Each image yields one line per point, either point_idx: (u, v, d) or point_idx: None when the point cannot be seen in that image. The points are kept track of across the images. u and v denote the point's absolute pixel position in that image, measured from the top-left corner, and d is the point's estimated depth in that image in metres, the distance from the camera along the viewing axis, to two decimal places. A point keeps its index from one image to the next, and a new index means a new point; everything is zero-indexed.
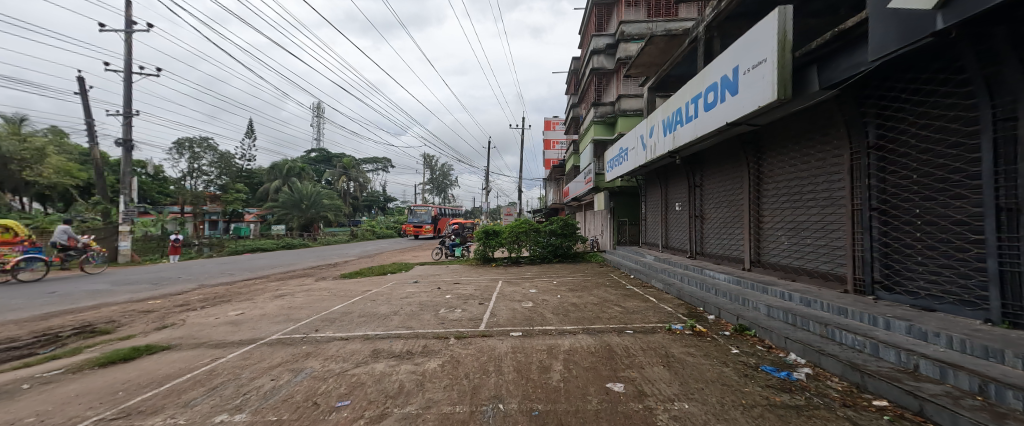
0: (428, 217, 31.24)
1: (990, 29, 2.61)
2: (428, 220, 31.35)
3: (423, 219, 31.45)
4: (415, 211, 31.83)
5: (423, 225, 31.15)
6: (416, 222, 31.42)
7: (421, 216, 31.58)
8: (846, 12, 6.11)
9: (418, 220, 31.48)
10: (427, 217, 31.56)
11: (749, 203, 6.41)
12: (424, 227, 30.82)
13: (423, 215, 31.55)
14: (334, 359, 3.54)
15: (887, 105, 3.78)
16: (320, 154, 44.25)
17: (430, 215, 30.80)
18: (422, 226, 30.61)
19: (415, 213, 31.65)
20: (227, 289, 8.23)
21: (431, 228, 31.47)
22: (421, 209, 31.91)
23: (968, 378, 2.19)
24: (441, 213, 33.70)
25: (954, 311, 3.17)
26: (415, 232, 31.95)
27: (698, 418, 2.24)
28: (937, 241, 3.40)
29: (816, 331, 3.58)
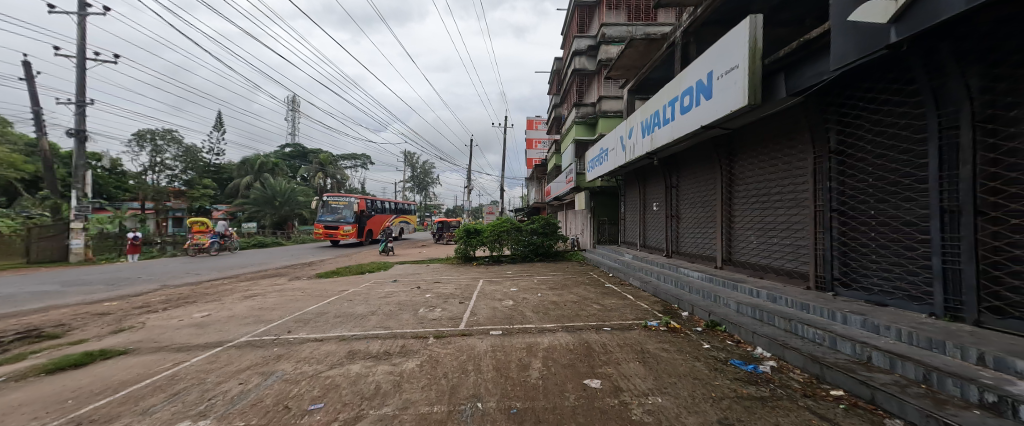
0: (350, 213, 21.25)
1: (936, 45, 2.82)
2: (349, 218, 21.16)
3: (342, 216, 21.27)
4: (330, 205, 21.48)
5: (340, 225, 20.98)
6: (329, 220, 21.14)
7: (338, 212, 21.27)
8: (812, 23, 6.47)
9: (334, 218, 21.33)
10: (349, 213, 21.36)
11: (722, 203, 6.62)
12: (343, 227, 20.73)
13: (341, 210, 21.25)
14: (308, 361, 3.43)
15: (847, 112, 4.01)
16: (296, 150, 42.67)
17: (355, 210, 20.97)
18: (340, 228, 20.65)
19: (329, 208, 21.34)
20: (193, 290, 7.81)
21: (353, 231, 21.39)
22: (340, 201, 21.62)
23: (914, 368, 2.39)
24: (368, 206, 23.28)
25: (903, 306, 3.41)
26: (327, 236, 21.62)
27: (671, 412, 2.32)
28: (889, 240, 3.64)
29: (782, 326, 3.75)
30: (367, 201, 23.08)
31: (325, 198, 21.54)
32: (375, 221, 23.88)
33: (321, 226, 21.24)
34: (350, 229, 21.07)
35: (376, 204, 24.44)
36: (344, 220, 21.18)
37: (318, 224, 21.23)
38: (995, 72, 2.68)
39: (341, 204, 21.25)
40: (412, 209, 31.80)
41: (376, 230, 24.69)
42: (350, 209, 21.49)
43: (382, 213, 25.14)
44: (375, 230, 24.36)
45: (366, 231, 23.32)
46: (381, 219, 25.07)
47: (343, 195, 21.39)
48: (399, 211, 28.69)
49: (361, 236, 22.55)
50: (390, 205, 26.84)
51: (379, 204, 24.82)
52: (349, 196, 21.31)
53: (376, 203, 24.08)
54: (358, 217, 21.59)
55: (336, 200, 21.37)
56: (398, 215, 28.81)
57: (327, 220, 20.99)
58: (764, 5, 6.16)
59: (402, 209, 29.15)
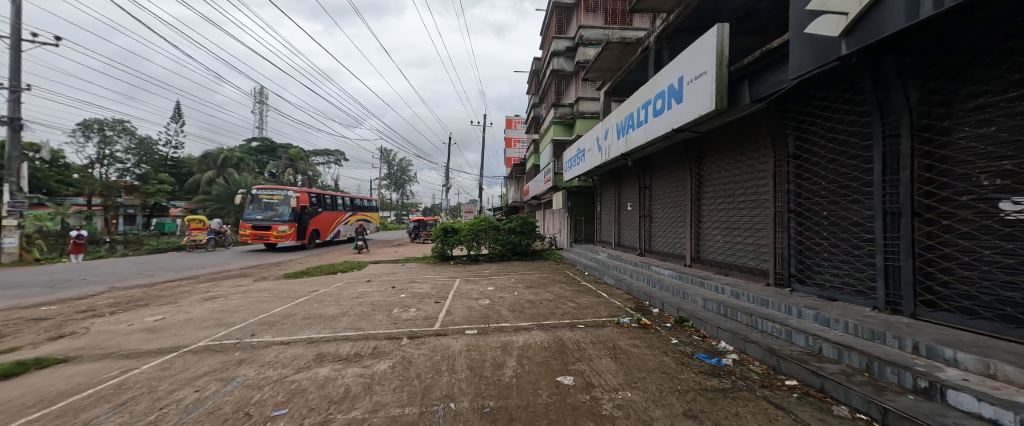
0: (288, 211, 17.01)
1: (881, 59, 3.06)
2: (286, 215, 16.89)
3: (276, 213, 16.96)
4: (261, 200, 17.11)
5: (273, 225, 16.58)
6: (260, 219, 16.78)
7: (271, 209, 17.00)
8: (773, 34, 6.86)
9: (265, 215, 16.95)
10: (286, 210, 17.08)
11: (691, 204, 6.87)
12: (275, 227, 16.41)
13: (275, 206, 16.95)
14: (273, 365, 3.29)
15: (804, 119, 4.27)
16: (264, 145, 40.63)
17: (293, 206, 16.74)
18: (271, 228, 16.32)
19: (260, 203, 16.96)
20: (146, 292, 7.30)
21: (290, 233, 17.13)
22: (276, 195, 17.32)
23: (859, 358, 2.58)
24: (312, 201, 18.94)
25: (851, 301, 3.67)
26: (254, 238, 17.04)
27: (639, 406, 2.39)
28: (839, 239, 3.91)
29: (743, 321, 3.94)
30: (312, 195, 18.88)
31: (256, 190, 17.12)
32: (323, 220, 19.64)
33: (248, 226, 16.91)
34: (286, 230, 16.79)
35: (326, 198, 20.21)
36: (279, 219, 16.88)
37: (245, 224, 16.86)
38: (930, 86, 2.95)
39: (275, 199, 17.01)
40: (374, 206, 27.17)
41: (326, 230, 20.36)
42: (287, 204, 17.18)
43: (333, 210, 20.78)
44: (323, 230, 19.99)
45: (310, 231, 18.96)
46: (331, 218, 20.59)
47: (278, 188, 17.17)
48: (357, 208, 24.19)
49: (303, 239, 18.22)
50: (345, 200, 22.44)
51: (330, 199, 20.54)
52: (286, 188, 17.10)
53: (324, 197, 19.78)
54: (297, 214, 17.35)
55: (268, 194, 17.07)
56: (355, 212, 24.23)
57: (256, 218, 16.63)
58: (731, 15, 6.46)
59: (361, 205, 24.74)
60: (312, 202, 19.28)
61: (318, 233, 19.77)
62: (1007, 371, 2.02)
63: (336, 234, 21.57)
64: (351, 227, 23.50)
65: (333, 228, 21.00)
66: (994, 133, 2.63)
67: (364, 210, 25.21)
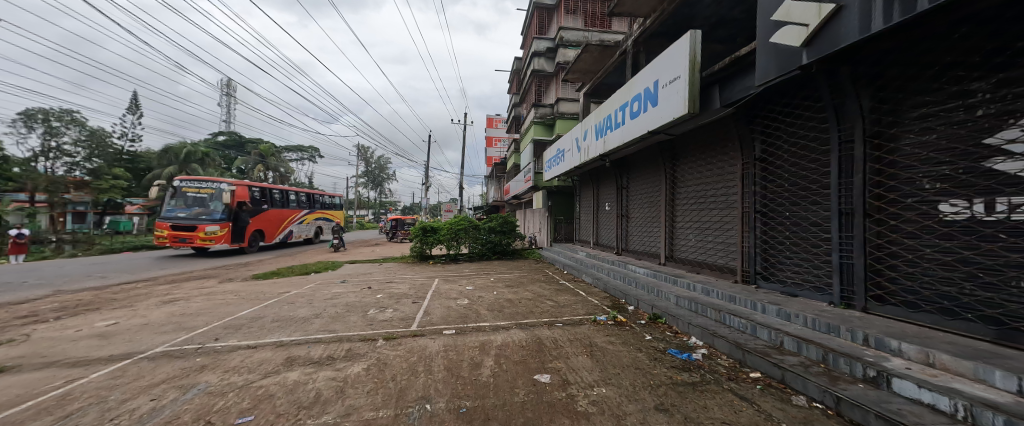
0: (221, 207, 13.95)
1: (837, 69, 3.26)
2: (218, 213, 13.80)
3: (205, 210, 13.83)
4: (186, 193, 13.88)
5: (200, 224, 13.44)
6: (183, 216, 13.57)
7: (199, 205, 13.83)
8: (743, 42, 7.17)
9: (190, 213, 13.71)
10: (219, 206, 13.98)
11: (666, 204, 7.08)
12: (203, 227, 13.32)
13: (203, 202, 13.87)
14: (238, 371, 3.14)
15: (769, 124, 4.49)
16: (232, 139, 38.63)
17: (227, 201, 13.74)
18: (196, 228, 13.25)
19: (184, 198, 13.77)
20: (97, 295, 6.79)
21: (223, 234, 14.04)
22: (205, 188, 14.17)
23: (815, 350, 2.74)
24: (253, 196, 15.91)
25: (810, 296, 3.89)
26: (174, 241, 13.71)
27: (613, 401, 2.45)
28: (800, 237, 4.14)
29: (713, 317, 4.10)
30: (255, 189, 15.94)
31: (179, 182, 13.87)
32: (268, 218, 16.63)
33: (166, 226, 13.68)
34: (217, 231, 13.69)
35: (274, 193, 17.28)
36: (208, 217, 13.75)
37: (162, 223, 13.63)
38: (880, 95, 3.17)
39: (205, 193, 13.89)
40: (337, 203, 24.04)
41: (273, 231, 17.33)
42: (220, 200, 14.09)
43: (283, 207, 17.75)
44: (268, 231, 16.95)
45: (251, 232, 15.88)
46: (280, 217, 17.66)
47: (209, 180, 14.16)
48: (314, 205, 21.03)
49: (240, 241, 15.19)
50: (298, 196, 19.39)
51: (279, 194, 17.55)
52: (217, 180, 14.09)
53: (270, 192, 16.77)
54: (232, 212, 14.32)
55: (194, 187, 13.97)
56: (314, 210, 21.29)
57: (178, 216, 13.44)
58: (703, 22, 6.70)
59: (320, 202, 21.64)
60: (256, 197, 16.21)
61: (262, 234, 16.74)
62: (943, 359, 2.22)
63: (286, 235, 18.51)
64: (306, 227, 20.40)
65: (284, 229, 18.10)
66: (935, 140, 2.86)
67: (323, 207, 22.11)
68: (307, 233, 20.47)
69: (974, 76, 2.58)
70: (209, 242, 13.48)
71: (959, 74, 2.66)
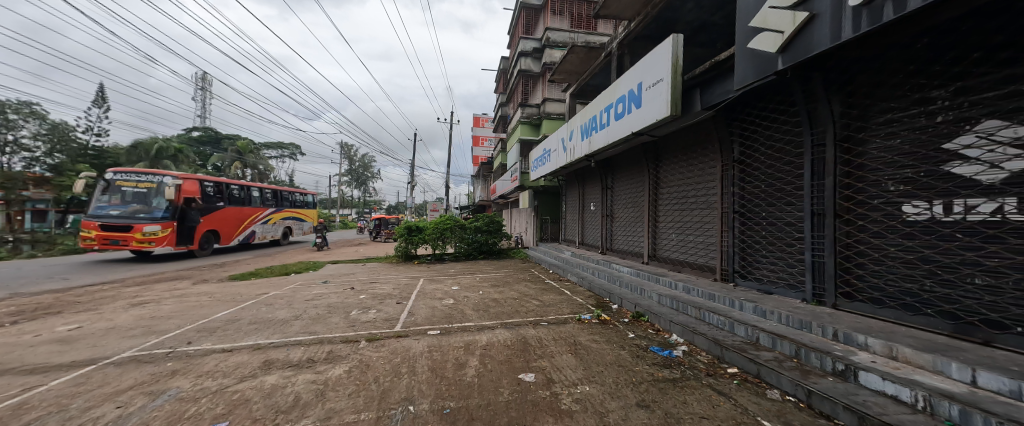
0: (165, 203, 11.93)
1: (810, 75, 3.40)
2: (160, 210, 11.76)
3: (144, 207, 11.72)
4: (120, 187, 11.70)
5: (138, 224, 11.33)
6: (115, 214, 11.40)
7: (136, 201, 11.71)
8: (723, 47, 7.37)
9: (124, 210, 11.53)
10: (162, 202, 11.93)
11: (649, 204, 7.20)
12: (140, 227, 11.26)
13: (143, 197, 11.81)
14: (212, 376, 3.03)
15: (747, 127, 4.62)
16: (207, 135, 37.09)
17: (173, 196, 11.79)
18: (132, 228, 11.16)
19: (117, 193, 11.62)
20: (58, 299, 6.42)
21: (167, 235, 11.98)
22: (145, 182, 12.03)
23: (788, 345, 2.85)
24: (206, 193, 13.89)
25: (785, 294, 4.04)
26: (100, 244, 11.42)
27: (596, 399, 2.48)
28: (775, 237, 4.29)
29: (693, 314, 4.20)
30: (209, 184, 13.98)
31: (112, 174, 11.70)
32: (224, 218, 14.59)
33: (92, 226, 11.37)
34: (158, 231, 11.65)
35: (234, 189, 15.34)
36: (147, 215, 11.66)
37: (87, 222, 11.35)
38: (850, 101, 3.31)
39: (144, 187, 11.80)
40: (309, 201, 21.94)
41: (231, 232, 15.30)
42: (163, 195, 12.02)
43: (241, 206, 15.76)
44: (225, 232, 14.91)
45: (202, 233, 13.83)
46: (239, 216, 15.65)
47: (150, 172, 12.10)
48: (281, 204, 19.05)
49: (189, 243, 13.14)
50: (263, 193, 17.39)
51: (238, 190, 15.57)
52: (160, 173, 12.08)
53: (226, 188, 14.76)
54: (178, 210, 12.29)
55: (131, 180, 11.84)
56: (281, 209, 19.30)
57: (109, 214, 11.28)
58: (686, 26, 6.85)
59: (288, 199, 19.57)
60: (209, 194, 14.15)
61: (217, 235, 14.69)
62: (905, 353, 2.34)
63: (247, 236, 16.47)
64: (271, 227, 18.33)
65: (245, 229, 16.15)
66: (899, 145, 3.00)
67: (292, 205, 20.03)
68: (273, 233, 18.40)
69: (934, 84, 2.73)
70: (148, 244, 11.43)
71: (921, 82, 2.81)
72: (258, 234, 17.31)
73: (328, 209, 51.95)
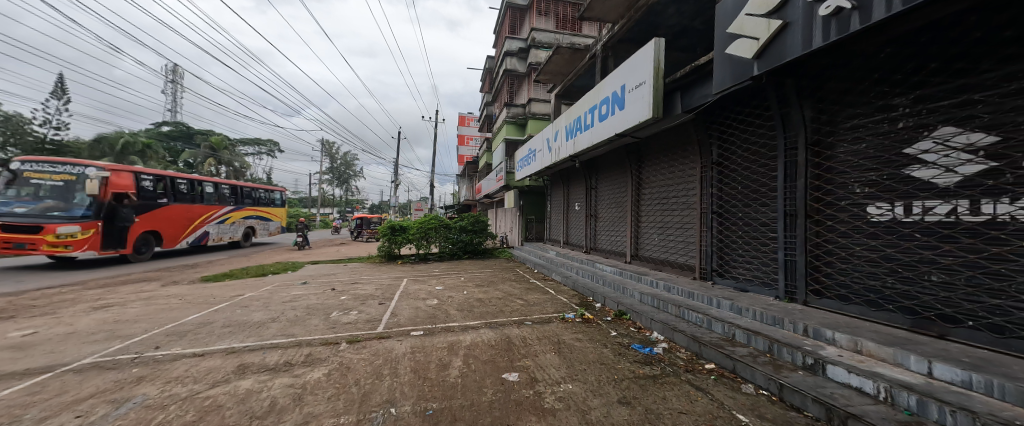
0: (87, 199, 9.76)
1: (783, 81, 3.54)
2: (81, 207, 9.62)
3: (59, 204, 9.51)
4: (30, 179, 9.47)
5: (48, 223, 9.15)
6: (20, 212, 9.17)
7: (51, 196, 9.53)
8: (702, 52, 7.59)
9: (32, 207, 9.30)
10: (82, 197, 9.73)
11: (632, 204, 7.34)
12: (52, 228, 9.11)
13: (60, 192, 9.62)
14: (182, 381, 2.90)
15: (724, 130, 4.78)
16: (178, 130, 35.33)
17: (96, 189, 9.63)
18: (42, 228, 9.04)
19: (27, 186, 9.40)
20: (9, 302, 5.99)
21: (88, 237, 9.74)
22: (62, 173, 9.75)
23: (761, 341, 2.96)
24: (144, 187, 11.65)
25: (759, 292, 4.20)
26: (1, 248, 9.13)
27: (578, 397, 2.51)
28: (750, 236, 4.45)
29: (673, 312, 4.30)
30: (150, 178, 11.89)
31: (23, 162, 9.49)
32: (164, 216, 12.24)
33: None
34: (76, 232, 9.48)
35: (182, 184, 13.24)
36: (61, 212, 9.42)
37: None
38: (819, 107, 3.47)
39: (60, 180, 9.60)
40: (277, 200, 19.66)
41: (177, 233, 13.13)
42: (84, 189, 9.82)
43: (191, 203, 13.55)
44: (169, 233, 12.73)
45: (139, 235, 11.63)
46: (187, 215, 13.39)
47: (70, 162, 9.95)
48: (242, 201, 16.84)
49: (121, 247, 10.96)
50: (219, 189, 15.23)
51: (187, 186, 13.44)
52: (82, 162, 9.94)
53: (170, 182, 12.62)
54: (106, 207, 10.19)
55: (43, 170, 9.64)
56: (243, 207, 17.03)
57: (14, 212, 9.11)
58: (667, 31, 7.02)
59: (250, 197, 17.34)
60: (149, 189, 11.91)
61: (159, 237, 12.48)
62: (869, 347, 2.47)
63: (198, 238, 14.22)
64: (229, 228, 16.08)
65: (195, 230, 13.87)
66: (864, 149, 3.16)
67: (255, 204, 17.80)
68: (231, 235, 16.15)
69: (896, 92, 2.89)
70: (64, 249, 9.32)
71: (885, 89, 2.98)
72: (212, 235, 15.04)
73: (308, 208, 50.50)
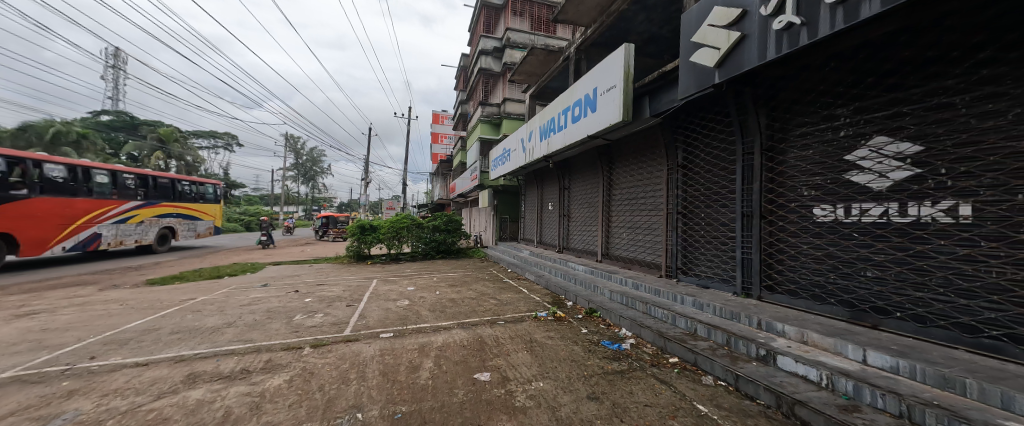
0: None
1: (741, 90, 3.78)
2: None
3: None
4: None
5: None
6: None
7: None
8: (669, 58, 7.94)
9: None
10: None
11: (603, 205, 7.53)
12: None
13: None
14: (122, 394, 2.66)
15: (689, 134, 5.01)
16: (119, 120, 32.14)
17: None
18: None
19: None
20: None
21: None
22: None
23: (720, 334, 3.13)
24: None
25: (719, 288, 4.44)
26: None
27: (549, 394, 2.54)
28: (711, 235, 4.69)
29: (640, 309, 4.47)
30: None
31: None
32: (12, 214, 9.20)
33: None
34: None
35: (56, 172, 10.18)
36: None
37: None
38: (773, 115, 3.72)
39: None
40: (211, 194, 16.23)
41: (46, 237, 10.02)
42: None
43: (68, 197, 10.46)
44: (29, 238, 9.62)
45: None
46: (61, 213, 10.30)
47: None
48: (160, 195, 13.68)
49: None
50: (119, 180, 11.99)
51: (62, 175, 10.27)
52: None
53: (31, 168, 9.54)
54: None
55: None
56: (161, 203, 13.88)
57: None
58: (637, 38, 7.29)
59: (169, 190, 13.94)
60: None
61: (12, 242, 9.41)
62: (814, 338, 2.68)
63: (83, 244, 11.02)
64: (134, 228, 12.69)
65: (77, 232, 10.78)
66: (812, 155, 3.42)
67: (177, 198, 14.36)
68: (138, 238, 12.77)
69: (838, 103, 3.16)
70: None
71: (829, 100, 3.24)
72: (107, 239, 11.75)
73: (270, 206, 47.76)
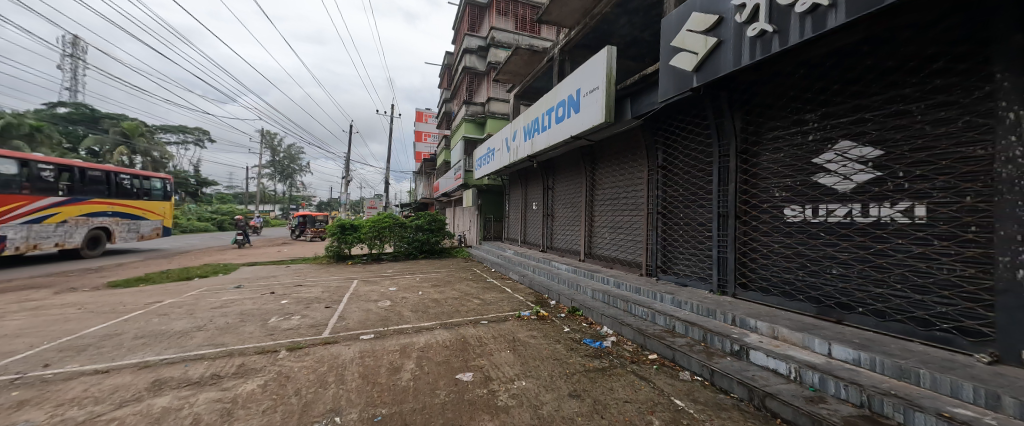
0: None
1: (717, 95, 3.92)
2: None
3: None
4: None
5: None
6: None
7: None
8: (650, 62, 8.13)
9: None
10: None
11: (586, 205, 7.63)
12: None
13: None
14: (80, 403, 2.50)
15: (668, 136, 5.15)
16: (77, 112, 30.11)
17: None
18: None
19: None
20: None
21: None
22: None
23: (696, 330, 3.24)
24: None
25: (696, 286, 4.58)
26: None
27: (531, 393, 2.55)
28: (689, 235, 4.83)
29: (621, 307, 4.56)
30: None
31: None
32: None
33: None
34: None
35: None
36: None
37: None
38: (747, 119, 3.87)
39: None
40: (158, 190, 14.03)
41: None
42: None
43: None
44: None
45: None
46: None
47: None
48: (91, 190, 11.61)
49: None
50: (32, 171, 10.03)
51: None
52: None
53: None
54: None
55: None
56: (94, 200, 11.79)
57: None
58: (619, 41, 7.43)
59: (104, 184, 11.89)
60: None
61: None
62: (783, 333, 2.81)
63: None
64: (54, 230, 10.69)
65: None
66: (782, 158, 3.57)
67: (113, 195, 12.20)
68: (58, 240, 10.77)
69: (807, 108, 3.32)
70: None
71: (799, 106, 3.40)
72: (14, 243, 9.75)
73: (245, 205, 45.91)
